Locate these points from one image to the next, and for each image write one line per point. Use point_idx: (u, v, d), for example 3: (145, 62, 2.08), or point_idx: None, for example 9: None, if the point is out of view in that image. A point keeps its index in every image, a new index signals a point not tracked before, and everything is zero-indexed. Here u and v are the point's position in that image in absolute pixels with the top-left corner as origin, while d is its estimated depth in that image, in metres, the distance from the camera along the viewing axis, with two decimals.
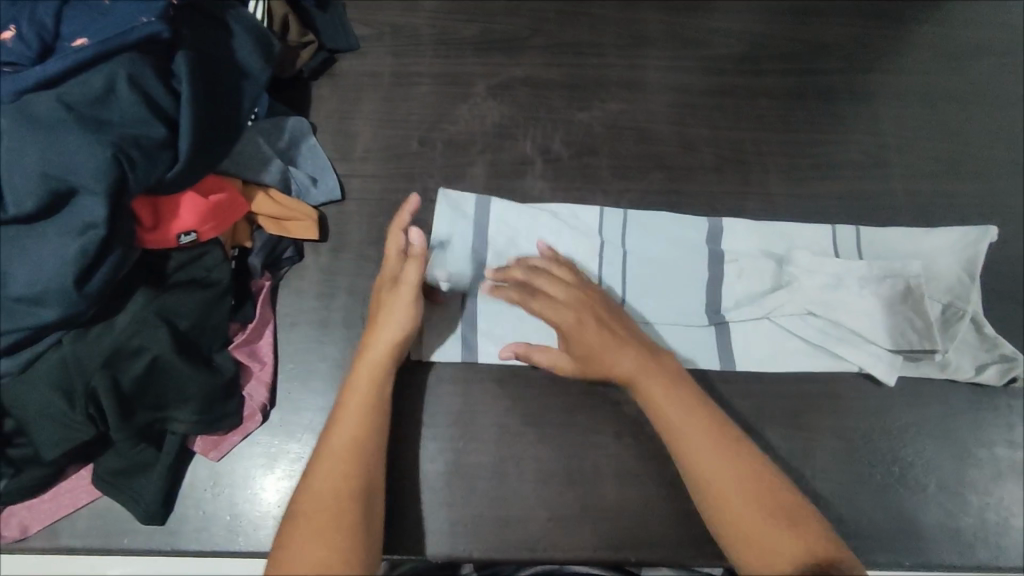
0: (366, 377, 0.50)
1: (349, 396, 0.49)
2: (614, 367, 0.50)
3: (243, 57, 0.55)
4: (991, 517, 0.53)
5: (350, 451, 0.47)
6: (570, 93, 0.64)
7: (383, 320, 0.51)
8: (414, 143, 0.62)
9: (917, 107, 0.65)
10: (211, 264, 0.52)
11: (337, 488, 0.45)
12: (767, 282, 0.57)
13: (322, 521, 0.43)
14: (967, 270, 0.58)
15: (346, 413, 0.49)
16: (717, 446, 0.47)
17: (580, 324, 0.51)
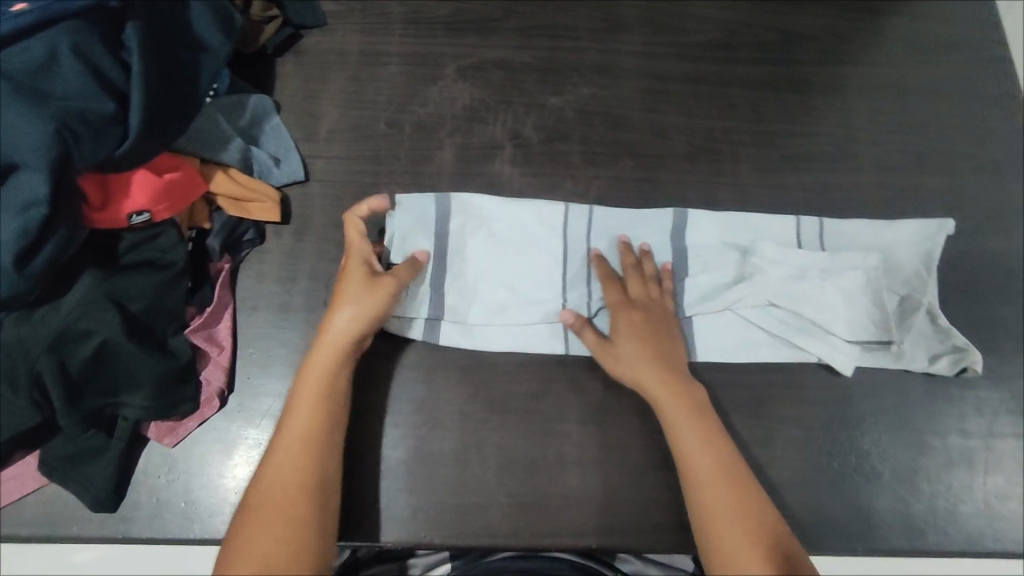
0: (328, 360, 0.50)
1: (306, 378, 0.49)
2: (634, 372, 0.52)
3: (201, 30, 0.53)
4: (941, 504, 0.54)
5: (304, 434, 0.47)
6: (542, 76, 0.63)
7: (347, 301, 0.51)
8: (381, 125, 0.61)
9: (887, 100, 0.65)
10: (166, 245, 0.50)
11: (293, 473, 0.46)
12: (730, 274, 0.57)
13: (283, 507, 0.45)
14: (925, 264, 0.59)
15: (300, 397, 0.49)
16: (706, 453, 0.49)
17: (632, 325, 0.53)
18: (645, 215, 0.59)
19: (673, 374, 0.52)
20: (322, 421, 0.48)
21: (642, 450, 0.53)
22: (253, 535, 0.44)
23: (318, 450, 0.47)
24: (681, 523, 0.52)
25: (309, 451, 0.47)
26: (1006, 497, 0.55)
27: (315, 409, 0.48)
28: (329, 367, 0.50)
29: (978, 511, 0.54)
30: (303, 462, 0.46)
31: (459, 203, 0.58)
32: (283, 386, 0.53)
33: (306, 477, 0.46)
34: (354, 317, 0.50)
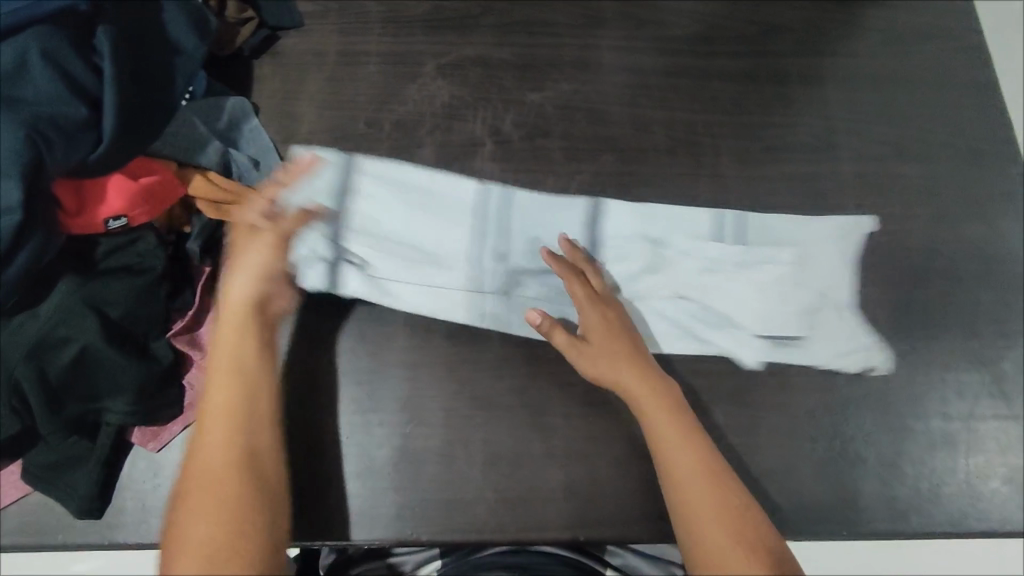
0: (235, 329, 0.49)
1: (218, 352, 0.48)
2: (611, 370, 0.52)
3: (175, 33, 0.53)
4: (924, 486, 0.55)
5: (225, 408, 0.46)
6: (521, 73, 0.63)
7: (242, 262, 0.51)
8: (360, 124, 0.61)
9: (865, 89, 0.66)
10: (144, 250, 0.50)
11: (221, 451, 0.45)
12: (641, 263, 0.58)
13: (218, 488, 0.43)
14: (842, 260, 0.60)
15: (214, 379, 0.47)
16: (682, 449, 0.49)
17: (603, 321, 0.54)
18: (570, 207, 0.59)
19: (642, 370, 0.52)
20: (240, 393, 0.47)
21: (626, 441, 0.54)
22: (190, 524, 0.42)
23: (243, 423, 0.46)
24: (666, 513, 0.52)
25: (234, 425, 0.46)
26: (988, 477, 0.55)
27: (230, 381, 0.47)
28: (237, 336, 0.49)
29: (961, 492, 0.55)
30: (229, 439, 0.45)
31: (365, 164, 0.59)
32: None
33: (234, 450, 0.45)
34: (255, 278, 0.50)
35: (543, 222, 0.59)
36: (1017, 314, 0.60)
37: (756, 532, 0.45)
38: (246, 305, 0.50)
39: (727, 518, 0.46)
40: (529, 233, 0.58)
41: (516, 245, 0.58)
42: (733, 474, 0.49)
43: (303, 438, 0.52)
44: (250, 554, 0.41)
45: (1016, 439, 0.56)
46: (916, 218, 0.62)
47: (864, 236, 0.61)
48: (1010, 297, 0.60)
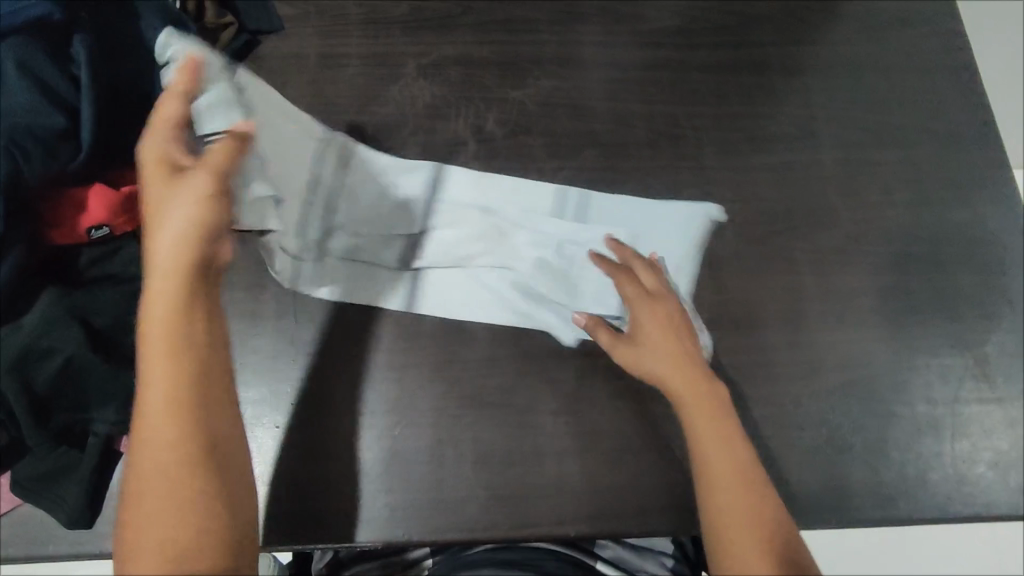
0: (169, 297, 0.42)
1: (148, 325, 0.42)
2: (661, 373, 0.51)
3: (155, 38, 0.51)
4: (910, 472, 0.55)
5: (167, 394, 0.41)
6: (502, 71, 0.63)
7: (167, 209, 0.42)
8: (343, 127, 0.61)
9: (845, 78, 0.66)
10: (127, 259, 0.50)
11: (167, 446, 0.40)
12: (477, 227, 0.58)
13: (175, 488, 0.39)
14: (676, 244, 0.59)
15: (150, 363, 0.41)
16: (722, 448, 0.48)
17: (657, 321, 0.52)
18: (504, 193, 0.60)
19: (694, 371, 0.51)
20: (180, 376, 0.41)
21: (616, 436, 0.54)
22: (143, 524, 0.39)
23: (189, 411, 0.41)
24: (657, 505, 0.53)
25: (181, 416, 0.41)
26: (973, 461, 0.56)
27: (168, 361, 0.41)
28: (173, 303, 0.42)
29: (947, 476, 0.55)
30: (174, 435, 0.40)
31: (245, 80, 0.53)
32: (257, 392, 0.54)
33: (182, 446, 0.40)
34: (183, 234, 0.42)
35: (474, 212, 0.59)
36: (999, 298, 0.60)
37: (784, 546, 0.45)
38: (177, 264, 0.42)
39: (757, 531, 0.45)
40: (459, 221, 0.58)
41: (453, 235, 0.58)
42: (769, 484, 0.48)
43: (294, 442, 0.53)
44: (217, 556, 0.39)
45: (999, 423, 0.57)
46: (898, 206, 0.62)
47: (711, 225, 0.59)
48: (992, 281, 0.61)
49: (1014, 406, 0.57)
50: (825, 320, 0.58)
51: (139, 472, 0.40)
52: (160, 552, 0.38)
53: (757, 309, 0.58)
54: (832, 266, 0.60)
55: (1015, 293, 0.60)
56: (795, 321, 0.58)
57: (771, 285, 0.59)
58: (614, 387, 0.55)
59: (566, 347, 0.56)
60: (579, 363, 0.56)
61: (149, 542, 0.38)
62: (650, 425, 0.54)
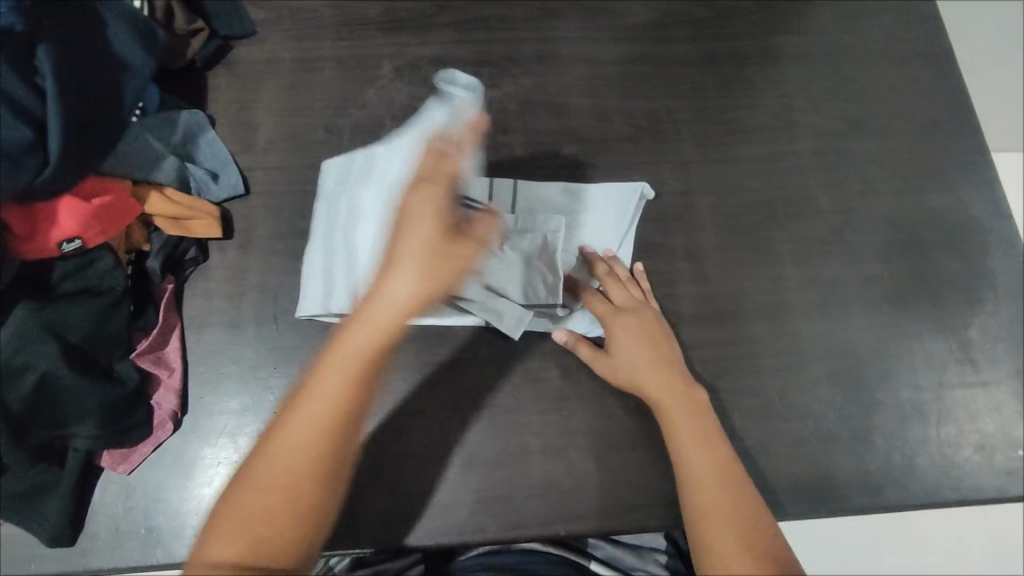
0: (367, 337, 0.41)
1: (342, 343, 0.41)
2: (640, 381, 0.52)
3: (120, 50, 0.52)
4: (897, 459, 0.55)
5: (321, 418, 0.41)
6: (479, 70, 0.63)
7: (428, 256, 0.40)
8: (320, 131, 0.60)
9: (823, 68, 0.66)
10: (102, 271, 0.50)
11: (305, 457, 0.41)
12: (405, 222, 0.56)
13: (294, 496, 0.41)
14: (611, 226, 0.59)
15: (329, 371, 0.41)
16: (703, 447, 0.49)
17: (630, 331, 0.53)
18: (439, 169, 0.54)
19: (671, 376, 0.52)
20: (348, 410, 0.42)
21: (602, 433, 0.54)
22: (248, 513, 0.40)
23: (333, 444, 0.42)
24: (645, 501, 0.53)
25: (330, 435, 0.41)
26: (960, 446, 0.56)
27: (339, 387, 0.41)
28: (377, 339, 0.41)
29: (934, 463, 0.55)
30: (320, 454, 0.41)
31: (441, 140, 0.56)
32: (238, 402, 0.53)
33: (319, 466, 0.41)
34: (414, 291, 0.40)
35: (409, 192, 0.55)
36: (982, 283, 0.60)
37: (767, 543, 0.45)
38: (396, 314, 0.41)
39: (739, 528, 0.46)
40: (391, 206, 0.55)
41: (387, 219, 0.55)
42: (749, 482, 0.49)
43: None
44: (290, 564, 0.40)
45: (985, 407, 0.57)
46: (879, 194, 0.62)
47: (642, 201, 0.60)
48: (974, 266, 0.61)
49: (999, 390, 0.58)
50: (809, 310, 0.58)
51: (264, 464, 0.41)
52: (243, 546, 0.39)
53: (740, 301, 0.58)
54: (814, 255, 0.60)
55: (998, 277, 0.61)
56: (779, 312, 0.58)
57: (753, 276, 0.59)
58: (599, 385, 0.55)
59: (551, 346, 0.56)
60: (563, 362, 0.56)
61: (241, 530, 0.40)
62: (636, 421, 0.54)
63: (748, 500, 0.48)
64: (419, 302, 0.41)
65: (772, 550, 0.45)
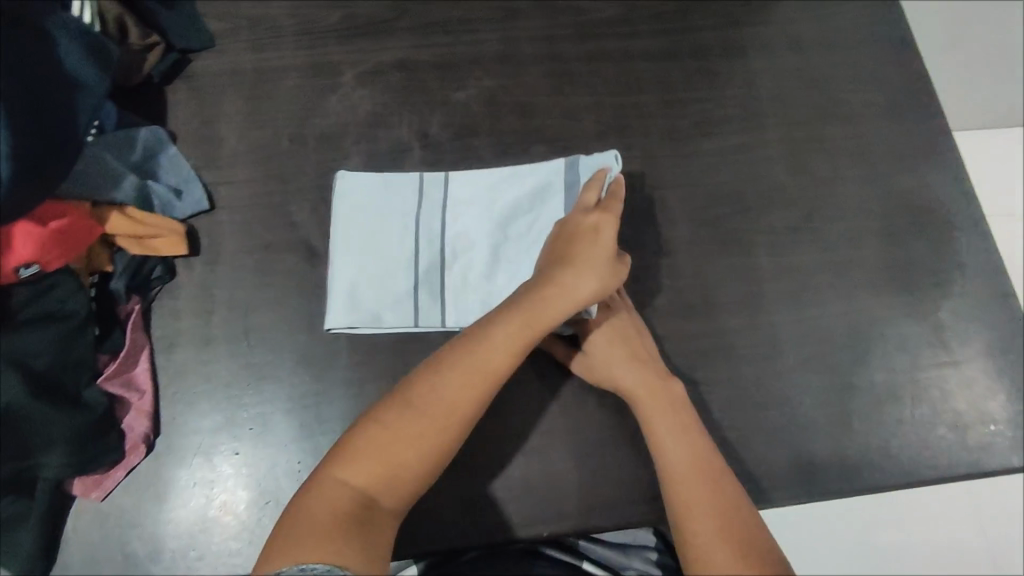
0: (533, 320, 0.48)
1: (504, 321, 0.48)
2: (617, 381, 0.52)
3: (73, 67, 0.51)
4: (875, 442, 0.56)
5: (469, 387, 0.47)
6: (442, 73, 0.63)
7: (585, 276, 0.50)
8: (284, 142, 0.60)
9: (786, 57, 0.66)
10: (64, 295, 0.49)
11: (449, 413, 0.46)
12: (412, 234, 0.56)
13: (426, 445, 0.46)
14: None
15: (493, 336, 0.48)
16: (680, 441, 0.50)
17: (605, 332, 0.54)
18: (513, 195, 0.57)
19: (646, 374, 0.52)
20: (494, 383, 0.47)
21: (581, 432, 0.54)
22: (389, 444, 0.45)
23: (471, 416, 0.47)
24: (627, 498, 0.53)
25: (476, 404, 0.47)
26: (934, 425, 0.57)
27: (488, 361, 0.47)
28: (535, 325, 0.48)
29: (910, 443, 0.56)
30: (461, 414, 0.47)
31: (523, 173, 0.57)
32: (212, 421, 0.52)
33: (455, 426, 0.46)
34: (576, 289, 0.49)
35: (474, 210, 0.57)
36: (950, 263, 0.61)
37: (748, 537, 0.46)
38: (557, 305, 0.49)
39: (720, 524, 0.46)
40: (404, 222, 0.56)
41: (438, 235, 0.56)
42: (731, 476, 0.49)
43: (255, 468, 0.51)
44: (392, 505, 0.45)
45: (957, 386, 0.58)
46: (846, 179, 0.63)
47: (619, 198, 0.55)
48: (941, 247, 0.61)
49: (971, 367, 0.59)
50: (782, 298, 0.59)
51: (410, 409, 0.46)
52: (375, 469, 0.44)
53: (713, 292, 0.59)
54: (784, 244, 0.61)
55: (965, 256, 0.61)
56: (752, 302, 0.58)
57: (725, 267, 0.59)
58: (576, 383, 0.55)
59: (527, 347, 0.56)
60: (539, 362, 0.56)
61: (379, 457, 0.45)
62: (614, 418, 0.54)
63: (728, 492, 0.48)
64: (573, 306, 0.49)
65: (753, 544, 0.45)
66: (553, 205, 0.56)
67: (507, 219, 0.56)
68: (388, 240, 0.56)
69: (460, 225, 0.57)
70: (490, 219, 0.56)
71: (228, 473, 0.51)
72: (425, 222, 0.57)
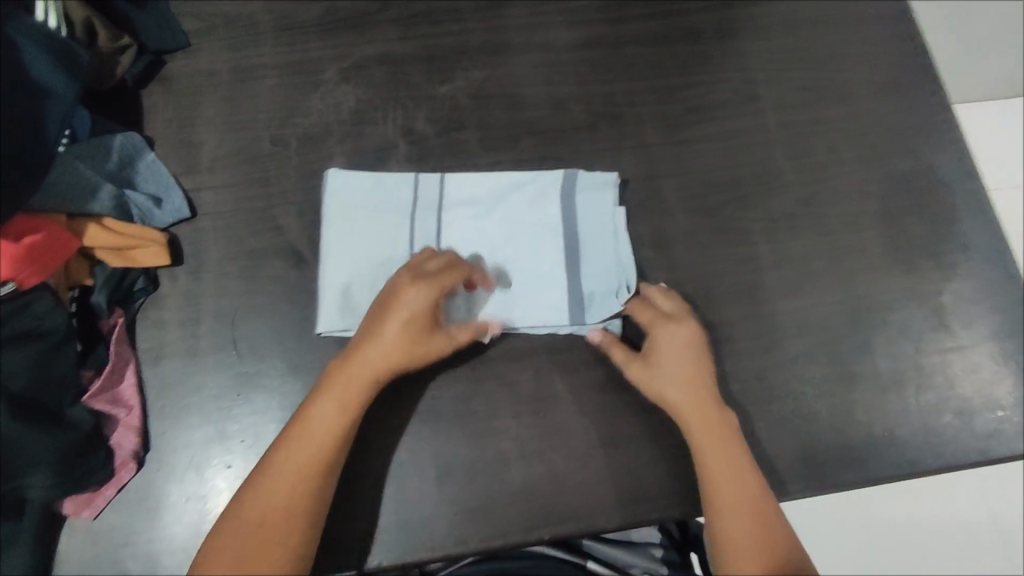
0: (340, 388, 0.48)
1: (317, 400, 0.48)
2: (686, 396, 0.51)
3: (39, 74, 0.48)
4: (879, 431, 0.55)
5: (296, 465, 0.46)
6: (428, 66, 0.61)
7: (385, 338, 0.49)
8: (266, 144, 0.58)
9: (783, 37, 0.64)
10: (42, 311, 0.47)
11: (283, 496, 0.46)
12: (404, 235, 0.55)
13: (272, 533, 0.45)
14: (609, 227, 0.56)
15: (315, 412, 0.48)
16: (735, 486, 0.49)
17: (676, 345, 0.52)
18: (514, 200, 0.57)
19: (708, 394, 0.51)
20: (322, 451, 0.47)
21: (580, 433, 0.52)
22: (233, 548, 0.45)
23: (310, 489, 0.46)
24: (629, 497, 0.51)
25: (306, 479, 0.46)
26: (940, 413, 0.55)
27: (315, 451, 0.47)
28: (343, 390, 0.48)
29: (916, 432, 0.55)
30: (297, 492, 0.46)
31: (517, 177, 0.57)
32: (202, 433, 0.51)
33: (295, 506, 0.46)
34: (385, 348, 0.49)
35: (471, 210, 0.56)
36: (954, 246, 0.60)
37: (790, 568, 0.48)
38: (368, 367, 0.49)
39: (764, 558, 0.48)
40: (396, 223, 0.55)
41: (435, 235, 0.55)
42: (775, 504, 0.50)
43: None
44: None
45: (962, 371, 0.57)
46: (846, 162, 0.61)
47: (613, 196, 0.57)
48: (945, 229, 0.60)
49: (976, 352, 0.57)
50: (782, 287, 0.57)
51: (245, 519, 0.45)
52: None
53: (712, 283, 0.57)
54: (784, 231, 0.59)
55: (969, 238, 0.60)
56: (752, 293, 0.57)
57: (724, 257, 0.58)
58: (574, 382, 0.54)
59: (523, 346, 0.54)
60: (536, 361, 0.54)
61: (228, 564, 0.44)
62: (614, 417, 0.53)
63: (775, 535, 0.49)
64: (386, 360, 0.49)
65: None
66: (554, 211, 0.56)
67: (508, 223, 0.56)
68: (381, 242, 0.55)
69: (455, 225, 0.56)
70: (487, 219, 0.56)
71: (221, 486, 0.50)
72: (420, 223, 0.55)
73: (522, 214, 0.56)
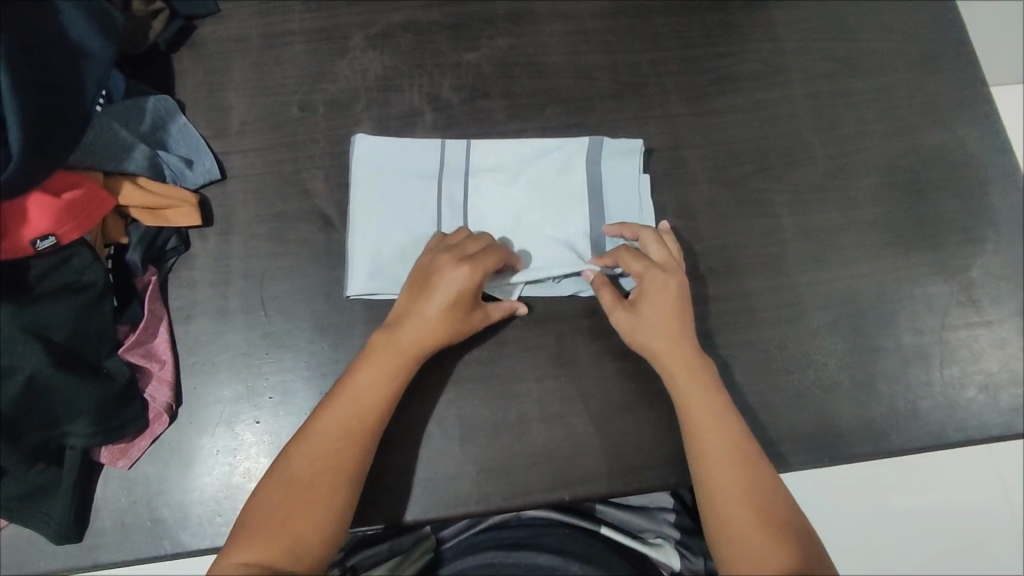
0: (385, 358, 0.48)
1: (363, 370, 0.48)
2: (669, 345, 0.50)
3: (77, 34, 0.50)
4: (901, 404, 0.55)
5: (340, 431, 0.46)
6: (454, 33, 0.61)
7: (429, 307, 0.49)
8: (293, 109, 0.59)
9: (812, 7, 0.63)
10: (81, 266, 0.48)
11: (325, 461, 0.45)
12: (431, 200, 0.55)
13: (314, 496, 0.44)
14: (634, 194, 0.56)
15: (359, 381, 0.48)
16: (715, 436, 0.48)
17: (660, 293, 0.51)
18: (540, 167, 0.57)
19: (690, 346, 0.50)
20: (367, 418, 0.47)
21: (601, 398, 0.53)
22: (274, 511, 0.44)
23: (353, 455, 0.46)
24: (649, 462, 0.52)
25: (350, 445, 0.46)
26: (964, 386, 0.55)
27: (356, 421, 0.47)
28: (388, 359, 0.48)
29: (938, 405, 0.55)
30: (340, 457, 0.45)
31: (543, 145, 0.57)
32: (231, 390, 0.53)
33: (338, 471, 0.45)
34: (430, 318, 0.49)
35: (497, 177, 0.57)
36: (983, 220, 0.59)
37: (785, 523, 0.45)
38: (413, 336, 0.49)
39: (757, 512, 0.45)
40: (422, 189, 0.56)
41: (461, 201, 0.56)
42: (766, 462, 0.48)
43: (276, 436, 0.52)
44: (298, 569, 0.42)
45: (987, 346, 0.56)
46: (874, 135, 0.60)
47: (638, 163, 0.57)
48: (975, 203, 0.59)
49: (1003, 327, 0.57)
50: (807, 259, 0.57)
51: (286, 481, 0.45)
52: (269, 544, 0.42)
53: (736, 254, 0.57)
54: (808, 204, 0.59)
55: (999, 213, 0.59)
56: (776, 264, 0.57)
57: (748, 228, 0.58)
58: (596, 348, 0.54)
59: (546, 312, 0.55)
60: (559, 327, 0.54)
61: (266, 528, 0.43)
62: (635, 384, 0.53)
63: (766, 491, 0.46)
64: (430, 329, 0.49)
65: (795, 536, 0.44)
66: (579, 177, 0.56)
67: (534, 189, 0.56)
68: (409, 206, 0.55)
69: (480, 190, 0.56)
70: (514, 185, 0.56)
71: (250, 441, 0.52)
72: (447, 188, 0.56)
73: (548, 181, 0.56)
